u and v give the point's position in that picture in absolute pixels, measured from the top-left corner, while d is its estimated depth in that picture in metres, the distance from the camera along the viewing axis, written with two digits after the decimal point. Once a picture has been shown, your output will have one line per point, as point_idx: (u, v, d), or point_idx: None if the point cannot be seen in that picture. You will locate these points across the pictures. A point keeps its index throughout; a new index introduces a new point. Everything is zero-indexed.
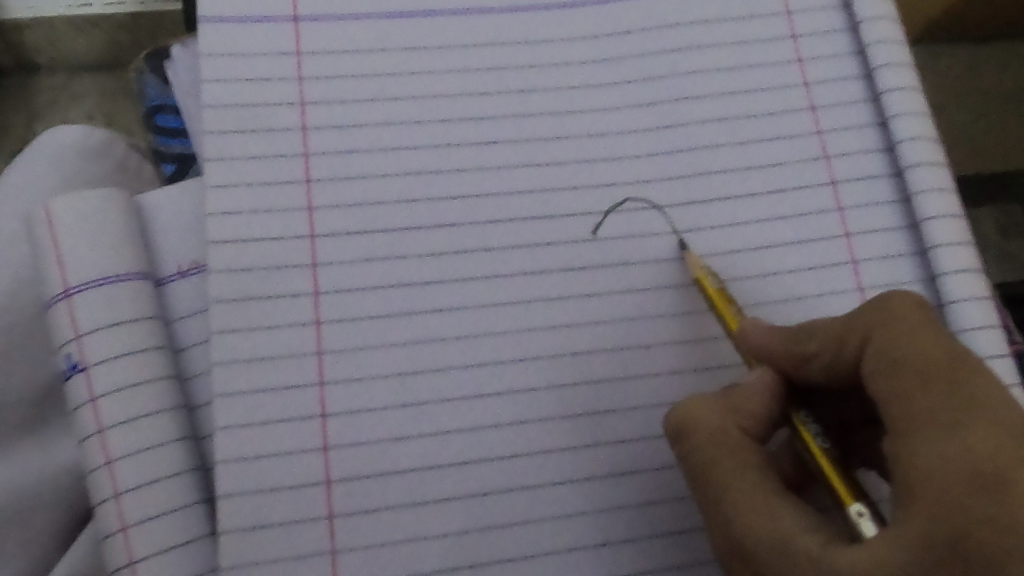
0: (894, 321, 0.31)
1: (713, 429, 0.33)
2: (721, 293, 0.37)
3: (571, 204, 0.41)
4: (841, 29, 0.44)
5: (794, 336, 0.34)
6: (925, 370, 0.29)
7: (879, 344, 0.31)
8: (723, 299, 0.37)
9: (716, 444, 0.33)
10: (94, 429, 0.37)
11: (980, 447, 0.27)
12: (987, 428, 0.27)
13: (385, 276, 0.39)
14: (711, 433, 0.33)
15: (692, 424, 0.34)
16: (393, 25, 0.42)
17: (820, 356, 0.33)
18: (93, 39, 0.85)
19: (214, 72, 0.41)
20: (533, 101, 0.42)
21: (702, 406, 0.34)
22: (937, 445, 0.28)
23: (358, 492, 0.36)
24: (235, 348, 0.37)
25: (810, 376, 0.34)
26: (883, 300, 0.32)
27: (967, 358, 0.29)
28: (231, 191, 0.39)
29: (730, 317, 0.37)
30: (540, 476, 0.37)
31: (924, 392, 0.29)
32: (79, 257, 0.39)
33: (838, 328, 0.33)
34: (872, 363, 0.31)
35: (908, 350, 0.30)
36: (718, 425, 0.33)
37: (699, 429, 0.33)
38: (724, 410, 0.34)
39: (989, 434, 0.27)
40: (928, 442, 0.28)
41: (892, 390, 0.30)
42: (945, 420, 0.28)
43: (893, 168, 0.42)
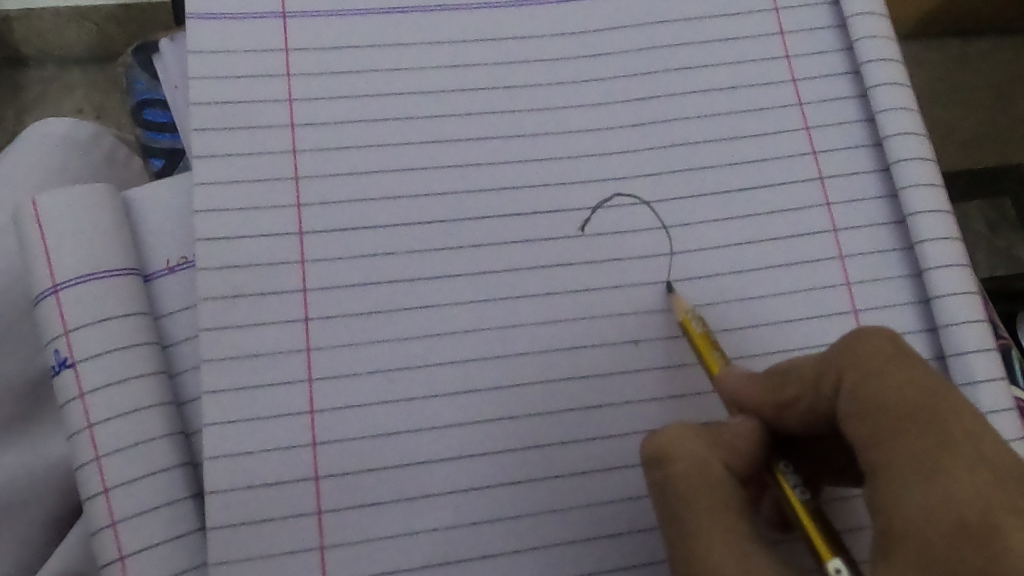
0: (866, 358, 0.30)
1: (696, 459, 0.31)
2: (706, 337, 0.37)
3: (560, 200, 0.41)
4: (828, 26, 0.44)
5: (772, 383, 0.34)
6: (901, 408, 0.28)
7: (853, 380, 0.30)
8: (707, 344, 0.37)
9: (698, 475, 0.30)
10: (83, 424, 0.37)
11: (963, 492, 0.26)
12: (969, 470, 0.26)
13: (374, 271, 0.39)
14: (693, 464, 0.31)
15: (672, 453, 0.31)
16: (382, 21, 0.42)
17: (798, 402, 0.32)
18: (82, 32, 0.85)
19: (203, 68, 0.40)
20: (522, 96, 0.42)
21: (685, 435, 0.32)
22: (918, 491, 0.26)
23: (347, 486, 0.37)
24: (224, 344, 0.37)
25: (790, 425, 0.33)
26: (855, 336, 0.31)
27: (944, 393, 0.28)
28: (219, 187, 0.39)
29: (713, 362, 0.36)
30: (528, 471, 0.37)
31: (901, 432, 0.28)
32: (67, 252, 0.38)
33: (812, 371, 0.32)
34: (847, 404, 0.30)
35: (882, 387, 0.29)
36: (700, 456, 0.31)
37: (679, 459, 0.31)
38: (707, 443, 0.32)
39: (971, 477, 0.26)
40: (907, 486, 0.27)
41: (870, 430, 0.28)
42: (924, 462, 0.27)
43: (880, 164, 0.42)
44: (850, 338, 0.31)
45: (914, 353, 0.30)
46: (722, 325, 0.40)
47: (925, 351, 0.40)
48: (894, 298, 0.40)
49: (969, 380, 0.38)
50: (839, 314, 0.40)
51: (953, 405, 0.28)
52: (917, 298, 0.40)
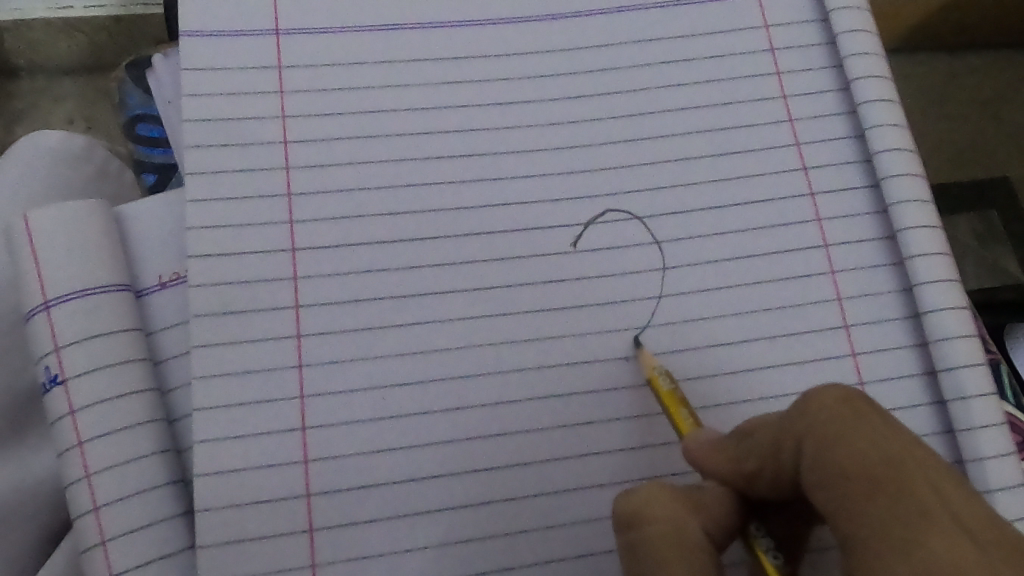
0: (825, 420, 0.29)
1: (670, 523, 0.30)
2: (673, 395, 0.37)
3: (553, 216, 0.41)
4: (817, 43, 0.45)
5: (733, 453, 0.33)
6: (867, 472, 0.27)
7: (815, 445, 0.29)
8: (675, 401, 0.36)
9: (672, 539, 0.29)
10: (73, 442, 0.36)
11: (942, 563, 0.24)
12: (946, 539, 0.25)
13: (366, 288, 0.39)
14: (668, 528, 0.30)
15: (646, 515, 0.30)
16: (374, 38, 0.42)
17: (762, 471, 0.31)
18: (74, 42, 0.85)
19: (195, 86, 0.40)
20: (514, 112, 0.42)
21: (658, 497, 0.31)
22: (895, 562, 0.25)
23: (337, 504, 0.36)
24: (216, 360, 0.37)
25: (758, 492, 0.32)
26: (811, 396, 0.30)
27: (912, 455, 0.27)
28: (212, 204, 0.39)
29: (682, 421, 0.36)
30: (520, 488, 0.37)
31: (870, 500, 0.27)
32: (58, 266, 0.38)
33: (771, 438, 0.31)
34: (812, 471, 0.29)
35: (846, 452, 0.28)
36: (675, 520, 0.30)
37: (652, 522, 0.30)
38: (682, 507, 0.31)
39: (950, 543, 0.25)
40: (882, 558, 0.26)
41: (840, 497, 0.27)
42: (899, 532, 0.26)
43: (870, 179, 0.42)
44: (809, 399, 0.30)
45: (876, 410, 0.29)
46: (714, 340, 0.40)
47: (916, 366, 0.40)
48: (885, 314, 0.40)
49: (958, 396, 0.38)
50: (830, 330, 0.40)
51: (922, 465, 0.27)
52: (907, 313, 0.40)
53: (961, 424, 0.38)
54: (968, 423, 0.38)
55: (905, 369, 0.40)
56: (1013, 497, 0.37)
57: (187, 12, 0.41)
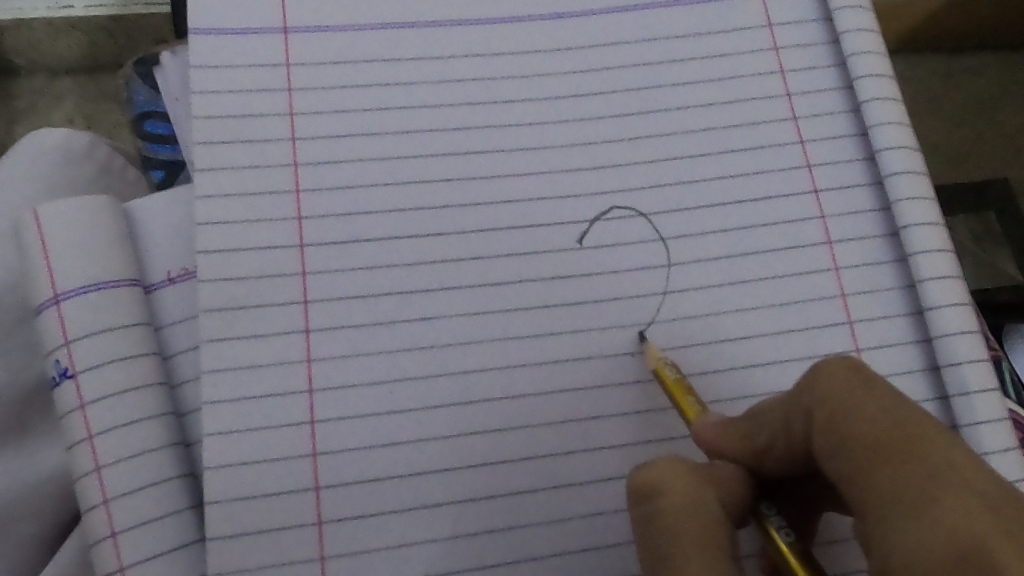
0: (833, 390, 0.30)
1: (687, 494, 0.30)
2: (679, 383, 0.37)
3: (559, 213, 0.41)
4: (820, 42, 0.45)
5: (743, 430, 0.33)
6: (878, 439, 0.28)
7: (825, 415, 0.30)
8: (681, 389, 0.37)
9: (691, 511, 0.29)
10: (83, 435, 0.37)
11: (954, 519, 0.25)
12: (955, 496, 0.25)
13: (373, 284, 0.39)
14: (685, 499, 0.30)
15: (662, 486, 0.30)
16: (381, 37, 0.43)
17: (773, 446, 0.32)
18: (75, 42, 0.86)
19: (204, 84, 0.41)
20: (521, 110, 0.43)
21: (675, 468, 0.31)
22: (907, 522, 0.26)
23: (346, 497, 0.37)
24: (225, 355, 0.37)
25: (769, 468, 0.33)
26: (818, 369, 0.31)
27: (918, 419, 0.28)
28: (220, 200, 0.39)
29: (689, 408, 0.36)
30: (527, 482, 0.38)
31: (879, 464, 0.27)
32: (68, 261, 0.38)
33: (780, 414, 0.32)
34: (823, 440, 0.29)
35: (854, 419, 0.28)
36: (691, 491, 0.30)
37: (668, 492, 0.30)
38: (699, 478, 0.31)
39: (962, 502, 0.25)
40: (896, 518, 0.26)
41: (852, 465, 0.28)
42: (910, 493, 0.26)
43: (873, 177, 0.43)
44: (816, 373, 0.31)
45: (880, 380, 0.30)
46: (719, 336, 0.40)
47: (919, 362, 0.40)
48: (888, 310, 0.41)
49: (961, 391, 0.39)
50: (834, 325, 0.40)
51: (931, 431, 0.27)
52: (911, 309, 0.41)
53: (964, 419, 0.38)
54: (971, 417, 0.38)
55: (908, 365, 0.40)
56: None
57: (196, 11, 0.41)
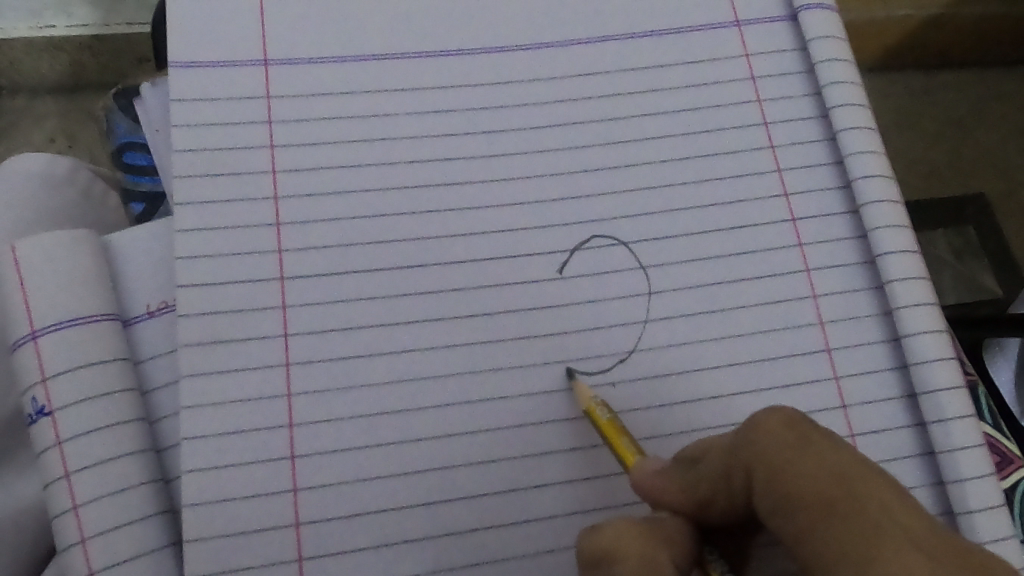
0: (771, 448, 0.29)
1: (641, 557, 0.29)
2: (612, 424, 0.37)
3: (539, 243, 0.41)
4: (796, 71, 0.46)
5: (684, 482, 0.33)
6: (817, 498, 0.27)
7: (765, 471, 0.29)
8: (614, 430, 0.36)
9: (647, 575, 0.28)
10: (61, 473, 0.36)
11: None
12: (902, 557, 0.25)
13: (353, 316, 0.39)
14: (641, 563, 0.29)
15: (620, 552, 0.30)
16: (360, 67, 0.43)
17: (715, 499, 0.31)
18: (56, 61, 0.90)
19: (183, 116, 0.41)
20: (500, 139, 0.43)
21: (628, 532, 0.30)
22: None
23: (327, 533, 0.37)
24: (206, 389, 0.37)
25: (711, 519, 0.32)
26: (754, 424, 0.30)
27: (858, 474, 0.27)
28: (200, 234, 0.39)
29: (624, 451, 0.36)
30: (508, 515, 0.38)
31: (825, 526, 0.27)
32: (47, 296, 0.38)
33: (722, 467, 0.31)
34: (766, 501, 0.29)
35: (794, 478, 0.28)
36: (647, 554, 0.29)
37: (624, 559, 0.29)
38: (650, 538, 0.30)
39: (908, 563, 0.25)
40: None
41: (795, 525, 0.27)
42: (858, 556, 0.25)
43: (850, 205, 0.43)
44: (752, 427, 0.30)
45: (816, 432, 0.29)
46: (699, 364, 0.40)
47: (896, 390, 0.41)
48: (866, 338, 0.41)
49: (939, 418, 0.39)
50: (812, 354, 0.41)
51: (870, 486, 0.27)
52: (889, 336, 0.41)
53: (942, 446, 0.39)
54: (949, 444, 0.39)
55: (885, 392, 0.40)
56: (991, 518, 0.38)
57: (176, 43, 0.42)
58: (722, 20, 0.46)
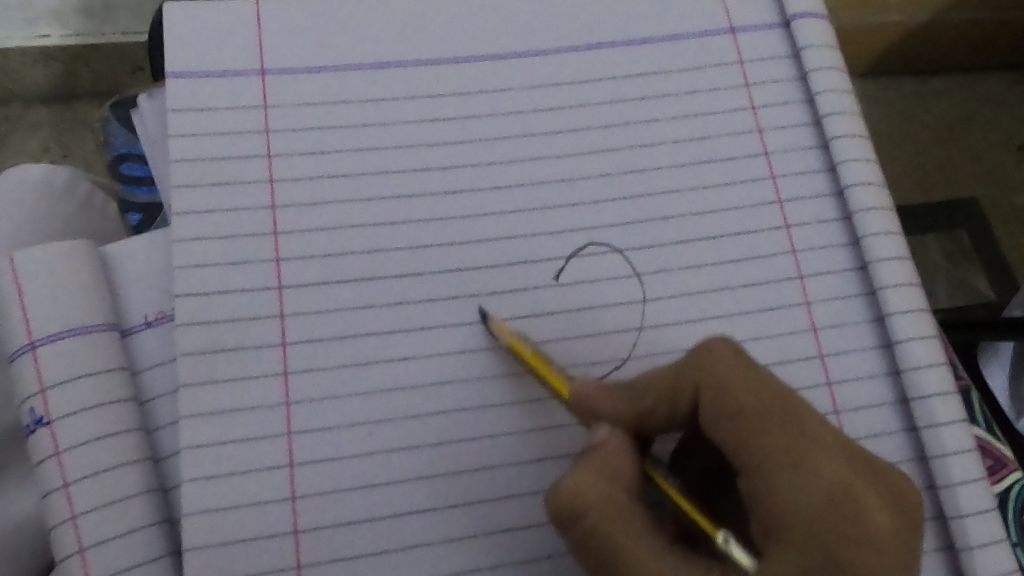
0: (722, 370, 0.34)
1: (606, 504, 0.32)
2: (537, 355, 0.38)
3: (535, 251, 0.42)
4: (789, 79, 0.46)
5: (627, 394, 0.36)
6: (759, 412, 0.33)
7: (715, 390, 0.34)
8: (539, 360, 0.38)
9: (614, 520, 0.32)
10: (59, 484, 0.36)
11: (823, 467, 0.32)
12: (822, 455, 0.32)
13: (351, 325, 0.39)
14: (605, 511, 0.32)
15: (582, 506, 0.32)
16: (357, 76, 0.43)
17: (658, 409, 0.36)
18: (49, 70, 0.91)
19: (181, 126, 0.41)
20: (496, 147, 0.43)
21: (586, 479, 0.32)
22: (789, 473, 0.32)
23: (327, 540, 0.37)
24: (205, 398, 0.37)
25: (651, 427, 0.36)
26: (704, 349, 0.35)
27: (787, 397, 0.33)
28: (198, 243, 0.39)
29: (553, 378, 0.37)
30: (505, 521, 0.38)
31: (764, 433, 0.33)
32: (44, 307, 0.38)
33: (667, 383, 0.35)
34: (711, 411, 0.34)
35: (744, 397, 0.33)
36: (606, 497, 0.32)
37: (592, 509, 0.32)
38: (606, 478, 0.33)
39: (825, 458, 0.32)
40: (780, 476, 0.32)
41: (740, 433, 0.33)
42: (789, 454, 0.32)
43: (843, 211, 0.44)
44: (702, 352, 0.35)
45: (755, 361, 0.34)
46: None
47: (888, 395, 0.41)
48: (859, 343, 0.42)
49: (930, 423, 0.39)
50: (806, 360, 0.41)
51: (796, 404, 0.33)
52: (881, 342, 0.42)
53: (933, 451, 0.39)
54: (940, 450, 0.39)
55: (878, 398, 0.41)
56: (982, 522, 0.38)
57: (173, 53, 0.42)
58: (717, 27, 0.46)
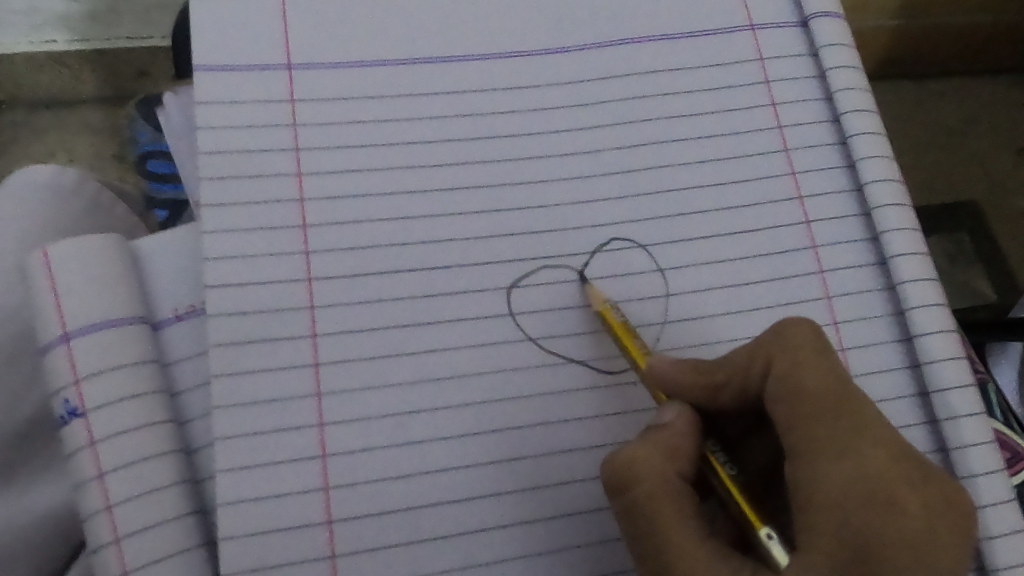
0: (800, 349, 0.34)
1: (657, 480, 0.33)
2: (625, 326, 0.39)
3: (560, 244, 0.42)
4: (808, 76, 0.46)
5: (701, 367, 0.37)
6: (821, 397, 0.33)
7: (785, 370, 0.34)
8: (625, 330, 0.39)
9: (663, 498, 0.33)
10: (93, 475, 0.36)
11: (873, 462, 0.32)
12: (875, 450, 0.32)
13: (379, 318, 0.39)
14: (656, 486, 0.33)
15: (635, 479, 0.34)
16: (381, 73, 0.44)
17: (730, 383, 0.36)
18: (58, 74, 0.91)
19: (209, 121, 0.41)
20: (520, 142, 0.43)
21: (647, 453, 0.34)
22: (838, 461, 0.32)
23: (357, 531, 0.37)
24: (236, 390, 0.38)
25: (719, 402, 0.37)
26: (786, 326, 0.35)
27: (853, 387, 0.34)
28: (226, 237, 0.40)
29: (634, 350, 0.38)
30: (533, 512, 0.38)
31: (823, 419, 0.33)
32: (76, 300, 0.38)
33: (744, 358, 0.36)
34: (777, 388, 0.34)
35: (811, 381, 0.34)
36: (662, 475, 0.33)
37: (643, 483, 0.33)
38: (666, 458, 0.34)
39: (876, 454, 0.32)
40: (826, 460, 0.32)
41: (797, 414, 0.33)
42: (842, 443, 0.32)
43: (862, 207, 0.44)
44: (783, 329, 0.35)
45: (831, 348, 0.35)
46: None
47: (909, 388, 0.41)
48: (878, 337, 0.42)
49: (950, 415, 0.40)
50: None
51: (861, 396, 0.33)
52: (901, 336, 0.42)
53: (953, 442, 0.40)
54: (960, 441, 0.40)
55: (899, 390, 0.41)
56: (1002, 512, 0.39)
57: (201, 49, 0.42)
58: (737, 24, 0.47)
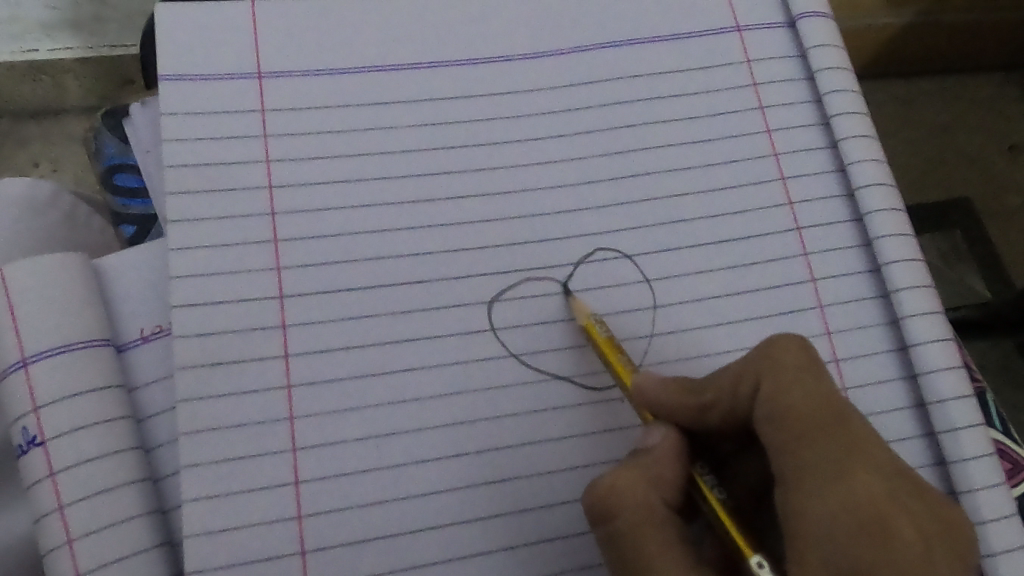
0: (788, 368, 0.33)
1: (639, 507, 0.32)
2: (610, 342, 0.37)
3: (543, 256, 0.40)
4: (797, 78, 0.45)
5: (688, 387, 0.35)
6: (810, 418, 0.32)
7: (772, 390, 0.33)
8: (611, 347, 0.37)
9: (644, 527, 0.32)
10: (53, 507, 0.35)
11: (864, 486, 0.30)
12: (866, 474, 0.31)
13: (355, 336, 0.38)
14: (637, 514, 0.32)
15: (615, 508, 0.33)
16: (356, 80, 0.42)
17: (716, 404, 0.35)
18: (37, 85, 0.89)
19: (177, 133, 0.40)
20: (500, 150, 0.42)
21: (627, 479, 0.33)
22: (828, 486, 0.31)
23: (333, 560, 0.35)
24: (205, 414, 0.36)
25: (706, 424, 0.35)
26: (773, 343, 0.34)
27: (843, 408, 0.32)
28: (194, 254, 0.38)
29: (620, 368, 0.37)
30: (517, 537, 0.37)
31: (812, 441, 0.31)
32: (36, 323, 0.37)
33: (731, 378, 0.34)
34: (764, 409, 0.33)
35: (799, 402, 0.32)
36: (641, 503, 0.32)
37: (624, 512, 0.32)
38: (646, 484, 0.33)
39: (867, 478, 0.31)
40: (816, 485, 0.31)
41: (785, 437, 0.32)
42: (832, 467, 0.31)
43: (855, 213, 0.43)
44: (771, 348, 0.34)
45: (820, 366, 0.33)
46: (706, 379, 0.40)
47: (905, 400, 0.40)
48: (873, 347, 0.41)
49: (949, 427, 0.38)
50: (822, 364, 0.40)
51: (851, 417, 0.32)
52: (896, 345, 0.41)
53: (952, 456, 0.38)
54: (959, 454, 0.38)
55: (896, 402, 0.40)
56: (1005, 527, 0.37)
57: (168, 59, 0.40)
58: (723, 25, 0.45)
